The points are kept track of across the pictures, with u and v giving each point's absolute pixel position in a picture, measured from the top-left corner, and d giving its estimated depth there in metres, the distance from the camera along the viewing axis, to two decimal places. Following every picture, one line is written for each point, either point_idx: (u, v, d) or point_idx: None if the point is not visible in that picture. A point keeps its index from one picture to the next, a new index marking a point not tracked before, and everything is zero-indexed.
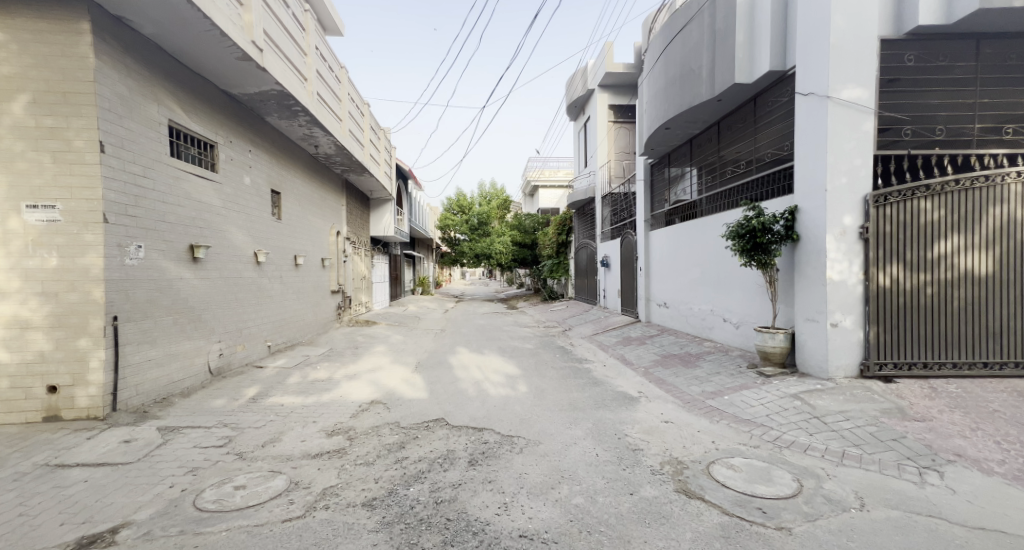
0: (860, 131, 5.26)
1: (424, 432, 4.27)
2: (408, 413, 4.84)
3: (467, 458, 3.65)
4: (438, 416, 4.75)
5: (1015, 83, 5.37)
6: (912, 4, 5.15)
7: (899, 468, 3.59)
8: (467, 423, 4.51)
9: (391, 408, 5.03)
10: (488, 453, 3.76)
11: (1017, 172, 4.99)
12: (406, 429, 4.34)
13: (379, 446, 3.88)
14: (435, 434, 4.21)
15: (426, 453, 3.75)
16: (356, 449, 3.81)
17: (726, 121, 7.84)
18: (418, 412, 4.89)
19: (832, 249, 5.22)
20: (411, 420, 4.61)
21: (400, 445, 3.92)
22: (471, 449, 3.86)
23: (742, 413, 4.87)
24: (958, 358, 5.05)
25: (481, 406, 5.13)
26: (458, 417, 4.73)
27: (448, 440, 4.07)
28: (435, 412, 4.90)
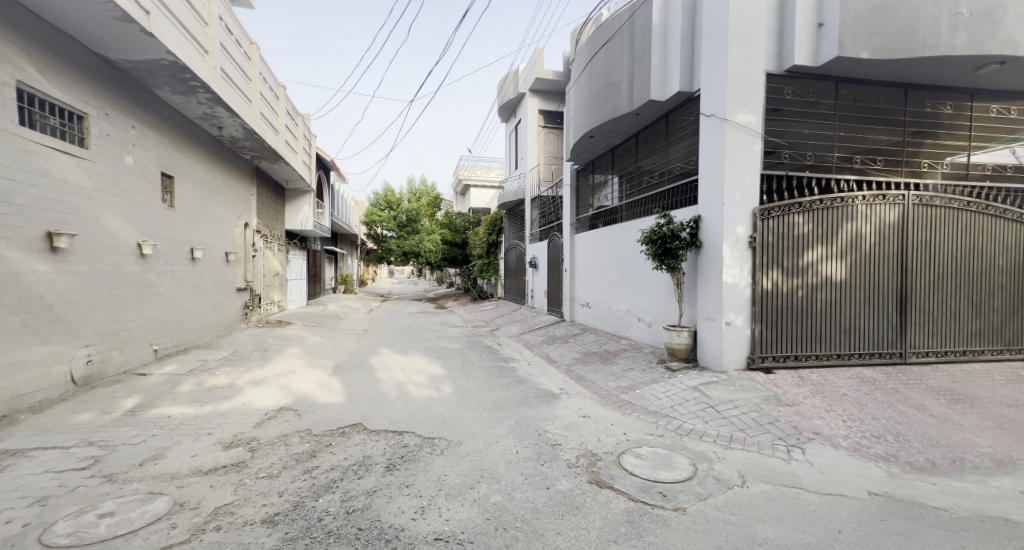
0: (750, 152, 5.95)
1: (338, 438, 4.08)
2: (321, 420, 4.58)
3: (385, 463, 3.55)
4: (355, 421, 4.56)
5: (863, 121, 6.44)
6: (789, 44, 5.95)
7: (772, 447, 4.13)
8: (386, 427, 4.38)
9: (302, 415, 4.73)
10: (407, 457, 3.69)
11: (864, 194, 5.97)
12: (319, 436, 4.12)
13: (286, 456, 3.64)
14: (350, 440, 4.04)
15: (339, 461, 3.58)
16: (259, 461, 3.54)
17: (642, 134, 8.41)
18: (333, 418, 4.66)
19: (728, 255, 5.85)
20: (324, 427, 4.37)
21: (310, 454, 3.71)
22: (389, 453, 3.77)
23: (650, 405, 5.28)
24: (820, 351, 5.92)
25: (403, 409, 5.01)
26: (378, 421, 4.58)
27: (365, 445, 3.93)
28: (353, 416, 4.70)
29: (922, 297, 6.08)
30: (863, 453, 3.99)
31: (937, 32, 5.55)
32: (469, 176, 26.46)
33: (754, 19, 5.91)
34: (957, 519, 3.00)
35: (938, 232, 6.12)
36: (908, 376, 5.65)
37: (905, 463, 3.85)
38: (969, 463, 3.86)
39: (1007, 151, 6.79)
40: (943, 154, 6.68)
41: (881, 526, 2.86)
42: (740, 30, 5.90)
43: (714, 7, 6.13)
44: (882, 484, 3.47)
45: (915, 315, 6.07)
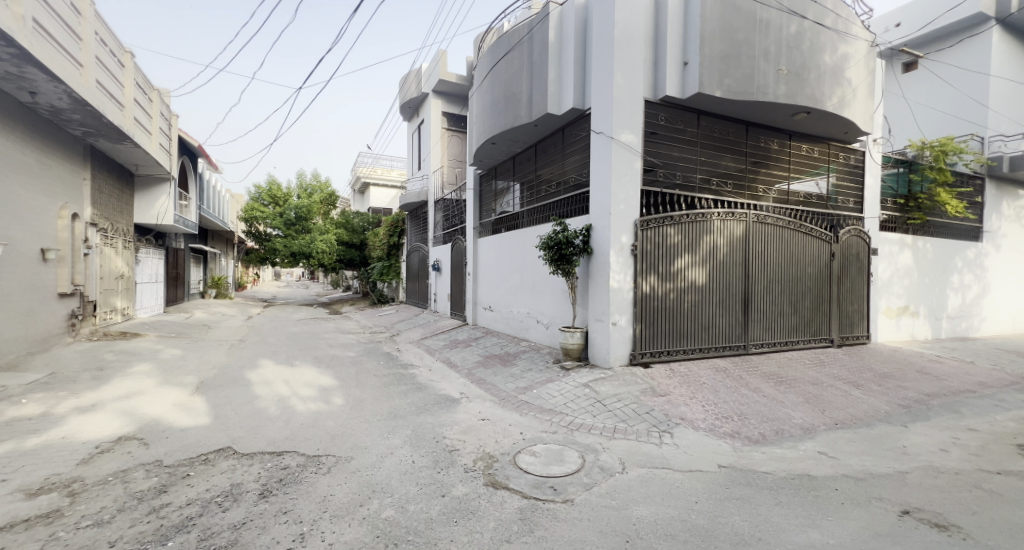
0: (632, 168, 6.59)
1: (199, 467, 3.58)
2: (175, 448, 3.97)
3: (258, 490, 3.21)
4: (222, 445, 4.04)
5: (718, 149, 7.55)
6: (662, 76, 6.74)
7: (648, 434, 4.62)
8: (261, 449, 3.96)
9: (149, 445, 4.04)
10: (286, 481, 3.37)
11: (719, 211, 7.01)
12: (171, 468, 3.57)
13: (123, 497, 3.08)
14: (215, 468, 3.57)
15: (199, 494, 3.14)
16: (83, 508, 2.94)
17: (541, 145, 8.80)
18: (193, 444, 4.06)
19: (613, 261, 6.39)
20: (179, 456, 3.80)
21: (159, 490, 3.20)
22: (263, 478, 3.41)
23: (545, 403, 5.53)
24: (686, 346, 6.77)
25: (283, 427, 4.57)
26: (251, 442, 4.12)
27: (234, 472, 3.50)
28: (221, 440, 4.16)
29: (759, 298, 7.31)
30: (716, 432, 4.66)
31: (765, 82, 6.85)
32: (368, 174, 25.16)
33: (634, 49, 6.59)
34: (778, 479, 3.66)
35: (770, 246, 7.43)
36: (750, 365, 6.73)
37: (746, 437, 4.59)
38: (788, 433, 4.74)
39: (815, 182, 8.52)
40: (775, 181, 8.13)
41: (726, 493, 3.37)
42: (623, 57, 6.53)
43: (602, 33, 6.68)
44: (729, 458, 4.08)
45: (754, 314, 7.27)
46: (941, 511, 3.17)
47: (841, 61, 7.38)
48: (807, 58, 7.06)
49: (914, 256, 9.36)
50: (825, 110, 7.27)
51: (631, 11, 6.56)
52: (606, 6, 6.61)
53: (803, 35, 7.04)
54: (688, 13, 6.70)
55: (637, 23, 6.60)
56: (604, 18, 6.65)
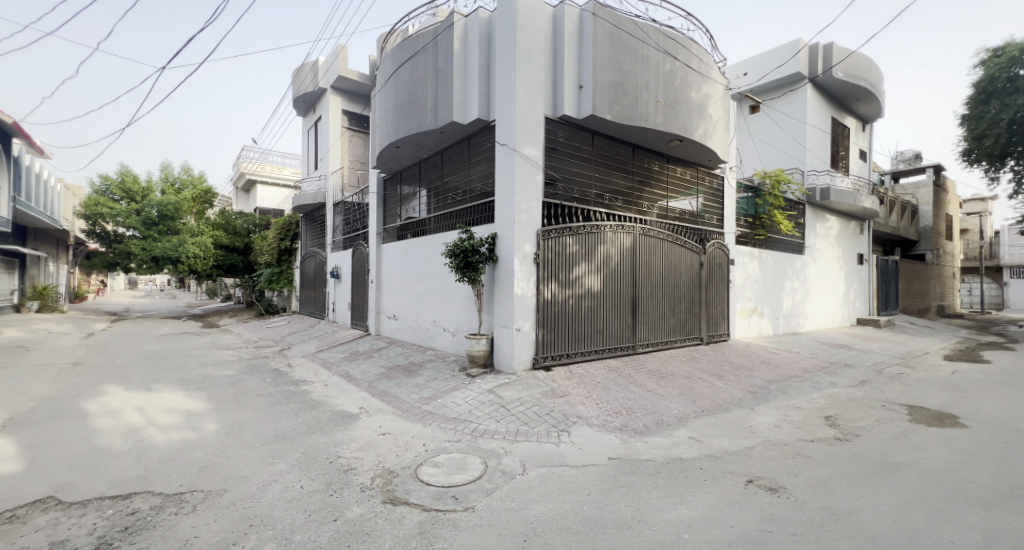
0: (533, 181, 6.93)
1: (4, 527, 2.90)
2: None
3: (93, 545, 2.72)
4: (40, 496, 3.33)
5: (609, 167, 8.28)
6: (560, 96, 7.21)
7: (547, 434, 4.87)
8: (100, 495, 3.35)
9: None
10: (133, 528, 2.91)
11: (611, 224, 7.67)
12: None
13: None
14: (29, 526, 2.92)
15: None
16: None
17: (447, 152, 8.82)
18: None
19: (517, 269, 6.64)
20: None
21: None
22: (101, 529, 2.90)
23: (449, 412, 5.52)
24: (583, 349, 7.25)
25: (131, 465, 3.91)
26: (85, 487, 3.47)
27: (58, 527, 2.91)
28: (39, 489, 3.43)
29: (644, 303, 8.13)
30: (607, 427, 5.08)
31: (647, 110, 7.73)
32: (254, 170, 22.77)
33: (535, 69, 6.96)
34: (656, 465, 4.11)
35: (653, 256, 8.33)
36: (637, 363, 7.44)
37: (632, 429, 5.07)
38: (666, 423, 5.34)
39: (688, 201, 9.77)
40: (656, 199, 9.16)
41: (613, 483, 3.70)
42: (525, 75, 6.86)
43: (504, 49, 6.95)
44: (617, 450, 4.48)
45: (641, 318, 8.06)
46: (775, 477, 3.85)
47: (704, 98, 8.63)
48: (678, 93, 8.14)
49: (760, 266, 11.19)
50: (694, 139, 8.41)
51: (531, 32, 6.93)
52: (508, 24, 6.90)
53: (675, 73, 8.09)
54: (582, 41, 7.29)
55: (537, 44, 7.00)
56: (506, 35, 6.93)
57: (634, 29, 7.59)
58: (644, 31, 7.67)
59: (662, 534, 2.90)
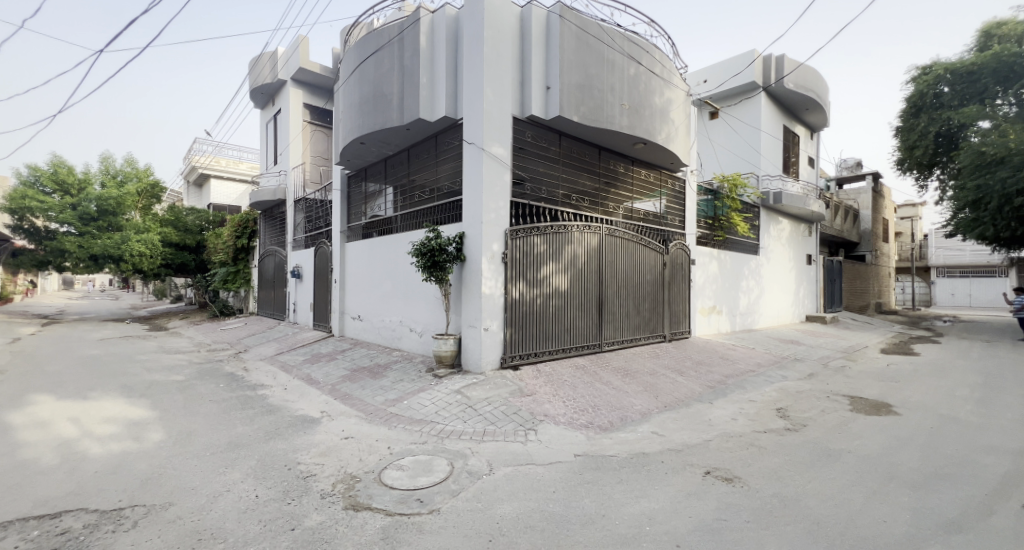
0: (501, 180, 6.91)
1: None
2: None
3: None
4: None
5: (576, 168, 8.39)
6: (528, 96, 7.23)
7: (514, 433, 4.87)
8: (26, 514, 3.07)
9: None
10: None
11: (578, 224, 7.77)
12: None
13: None
14: None
15: None
16: None
17: (414, 149, 8.67)
18: None
19: (485, 269, 6.61)
20: None
21: None
22: None
23: (415, 414, 5.43)
24: (550, 347, 7.31)
25: (62, 481, 3.60)
26: (7, 507, 3.17)
27: None
28: None
29: (610, 301, 8.29)
30: (573, 424, 5.14)
31: (612, 113, 7.88)
32: (208, 164, 21.45)
33: (502, 67, 6.95)
34: (620, 460, 4.20)
35: (619, 255, 8.50)
36: (603, 361, 7.57)
37: (597, 426, 5.16)
38: (630, 419, 5.46)
39: (652, 202, 10.03)
40: (622, 200, 9.36)
41: (578, 480, 3.74)
42: (493, 74, 6.84)
43: (471, 47, 6.90)
44: (583, 447, 4.54)
45: (607, 316, 8.21)
46: (731, 468, 4.01)
47: (667, 103, 8.89)
48: (642, 97, 8.35)
49: (719, 266, 11.65)
50: (657, 142, 8.66)
51: (499, 31, 6.91)
52: (475, 22, 6.85)
53: (639, 77, 8.29)
54: (549, 43, 7.33)
55: (504, 44, 6.99)
56: (473, 33, 6.88)
57: (600, 33, 7.73)
58: (609, 35, 7.81)
59: (625, 527, 2.96)
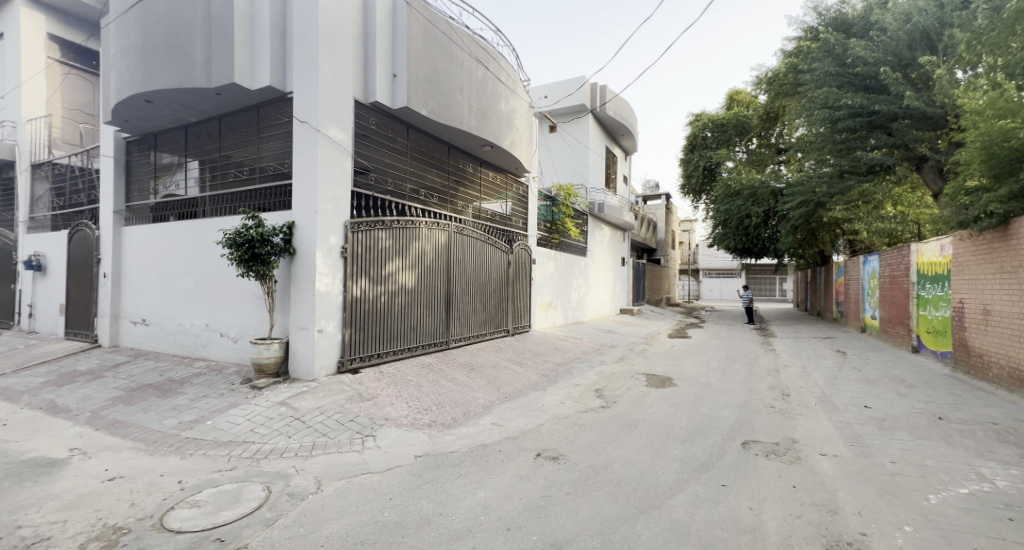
0: (341, 167, 6.22)
1: None
2: None
3: None
4: None
5: (424, 163, 8.20)
6: (372, 80, 6.68)
7: (349, 442, 4.42)
8: None
9: None
10: None
11: (425, 220, 7.54)
12: None
13: None
14: None
15: None
16: None
17: (227, 119, 7.26)
18: None
19: (320, 264, 5.85)
20: None
21: None
22: None
23: (222, 436, 4.50)
24: (396, 347, 6.93)
25: None
26: None
27: None
28: None
29: (457, 299, 8.34)
30: (416, 425, 4.95)
31: (460, 113, 7.92)
32: None
33: (342, 44, 6.26)
34: (460, 455, 4.18)
35: (466, 253, 8.59)
36: (449, 358, 7.54)
37: (440, 423, 5.06)
38: (472, 413, 5.52)
39: (498, 204, 10.45)
40: (469, 200, 9.54)
41: (417, 482, 3.58)
42: (330, 49, 6.08)
43: (304, 13, 6.02)
44: (425, 447, 4.38)
45: (454, 313, 8.22)
46: (558, 447, 4.35)
47: (512, 111, 9.35)
48: (489, 102, 8.60)
49: (555, 265, 12.79)
50: (503, 147, 9.03)
51: (337, 4, 6.20)
52: None
53: (486, 82, 8.52)
54: (395, 29, 6.93)
55: (344, 18, 6.30)
56: None
57: (448, 30, 7.65)
58: (458, 35, 7.79)
59: (460, 522, 2.92)
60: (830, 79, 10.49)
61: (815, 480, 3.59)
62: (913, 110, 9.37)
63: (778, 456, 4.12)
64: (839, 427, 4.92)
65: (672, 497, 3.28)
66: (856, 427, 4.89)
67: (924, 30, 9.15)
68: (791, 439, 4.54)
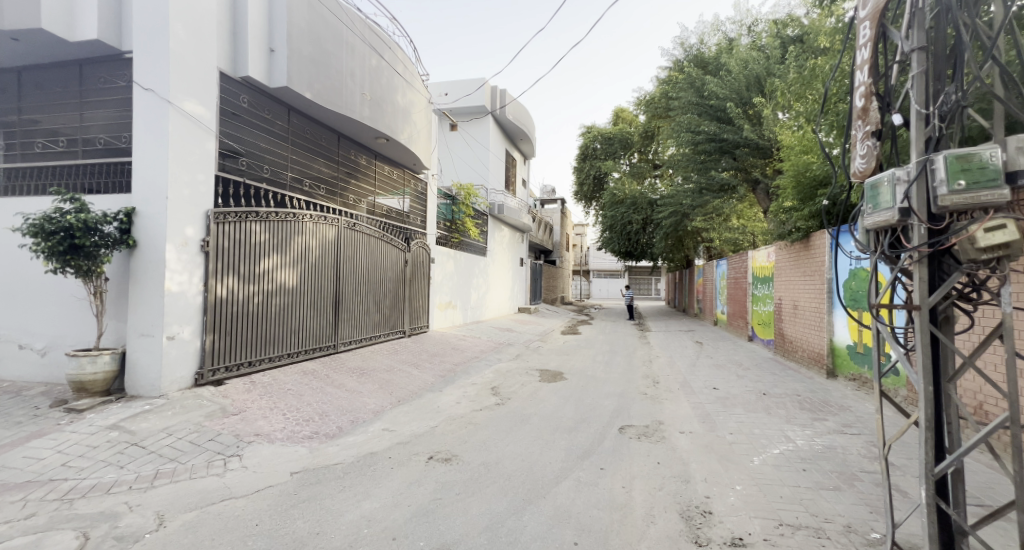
0: (202, 148, 5.36)
1: None
2: None
3: None
4: None
5: (309, 151, 7.51)
6: (243, 52, 5.88)
7: (206, 466, 3.82)
8: None
9: None
10: None
11: (310, 213, 6.90)
12: None
13: None
14: None
15: None
16: None
17: (33, 74, 5.83)
18: None
19: (172, 260, 4.96)
20: None
21: None
22: None
23: (21, 475, 3.56)
24: (273, 353, 6.22)
25: None
26: None
27: None
28: None
29: (347, 299, 7.81)
30: (293, 438, 4.49)
31: (351, 100, 7.45)
32: None
33: (203, 4, 5.36)
34: (345, 466, 3.89)
35: (357, 251, 8.07)
36: (337, 363, 7.01)
37: (323, 434, 4.67)
38: (361, 420, 5.20)
39: (395, 200, 10.03)
40: (361, 194, 9.03)
41: (292, 501, 3.24)
42: (186, 8, 5.15)
43: None
44: (303, 462, 3.99)
45: (342, 313, 7.67)
46: (452, 448, 4.30)
47: (409, 104, 9.06)
48: (384, 93, 8.22)
49: (454, 264, 12.67)
50: (399, 141, 8.72)
51: None
52: None
53: (381, 71, 8.13)
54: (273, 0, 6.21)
55: None
56: None
57: (338, 10, 7.08)
58: (349, 18, 7.28)
59: (341, 538, 2.71)
60: (693, 107, 12.07)
61: (676, 455, 4.06)
62: (750, 142, 11.20)
63: (647, 437, 4.58)
64: (696, 407, 5.63)
65: (555, 486, 3.43)
66: (707, 406, 5.67)
67: (757, 76, 11.09)
68: (658, 421, 5.08)
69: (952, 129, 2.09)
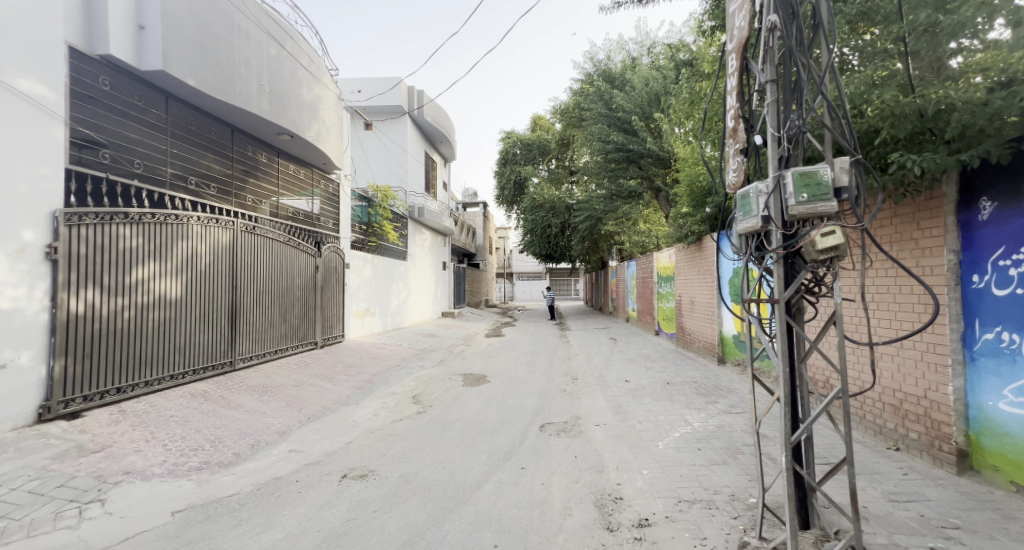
0: (45, 135, 4.47)
1: None
2: None
3: None
4: None
5: (192, 145, 6.67)
6: (103, 25, 5.03)
7: (56, 517, 3.18)
8: None
9: None
10: None
11: (197, 216, 6.14)
12: None
13: None
14: None
15: None
16: None
17: None
18: None
19: (3, 270, 4.04)
20: None
21: None
22: None
23: None
24: (149, 376, 5.41)
25: None
26: None
27: None
28: None
29: (245, 310, 7.08)
30: (176, 472, 3.94)
31: (245, 91, 6.78)
32: None
33: None
34: (242, 497, 3.50)
35: (256, 256, 7.35)
36: (234, 382, 6.31)
37: (216, 463, 4.16)
38: (264, 443, 4.73)
39: (302, 201, 9.33)
40: (261, 194, 8.25)
41: (173, 546, 2.82)
42: None
43: None
44: (188, 499, 3.51)
45: (239, 326, 6.93)
46: (367, 463, 4.08)
47: (316, 99, 8.48)
48: (286, 85, 7.59)
49: (372, 269, 12.09)
50: (304, 138, 8.14)
51: None
52: None
53: (283, 61, 7.51)
54: None
55: None
56: None
57: None
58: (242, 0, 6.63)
59: None
60: (602, 119, 12.85)
61: (591, 448, 4.24)
62: (652, 152, 12.22)
63: (565, 432, 4.73)
64: (611, 400, 5.95)
65: (475, 491, 3.39)
66: (620, 398, 6.01)
67: (655, 93, 12.15)
68: (576, 416, 5.28)
69: (797, 150, 2.44)
